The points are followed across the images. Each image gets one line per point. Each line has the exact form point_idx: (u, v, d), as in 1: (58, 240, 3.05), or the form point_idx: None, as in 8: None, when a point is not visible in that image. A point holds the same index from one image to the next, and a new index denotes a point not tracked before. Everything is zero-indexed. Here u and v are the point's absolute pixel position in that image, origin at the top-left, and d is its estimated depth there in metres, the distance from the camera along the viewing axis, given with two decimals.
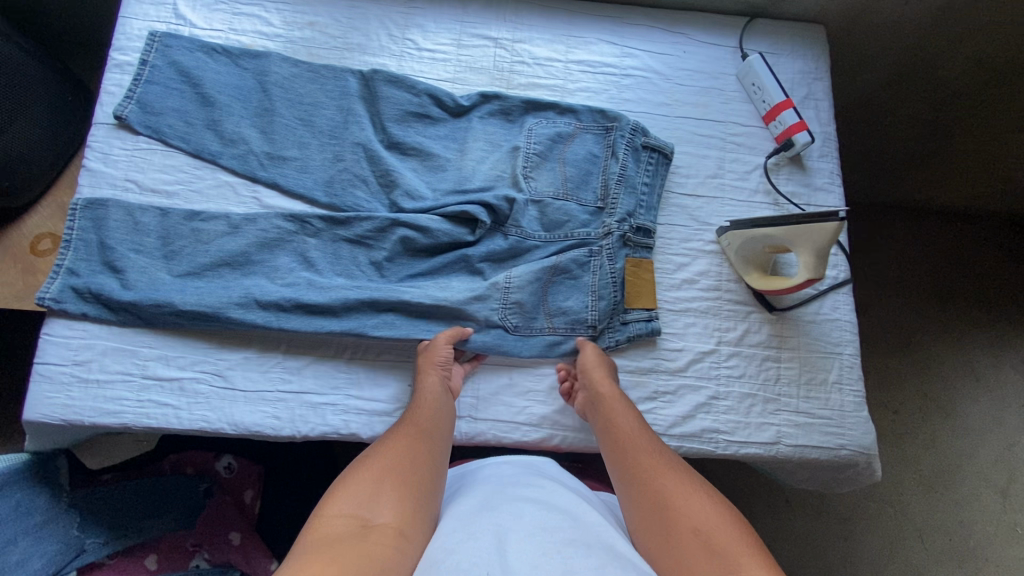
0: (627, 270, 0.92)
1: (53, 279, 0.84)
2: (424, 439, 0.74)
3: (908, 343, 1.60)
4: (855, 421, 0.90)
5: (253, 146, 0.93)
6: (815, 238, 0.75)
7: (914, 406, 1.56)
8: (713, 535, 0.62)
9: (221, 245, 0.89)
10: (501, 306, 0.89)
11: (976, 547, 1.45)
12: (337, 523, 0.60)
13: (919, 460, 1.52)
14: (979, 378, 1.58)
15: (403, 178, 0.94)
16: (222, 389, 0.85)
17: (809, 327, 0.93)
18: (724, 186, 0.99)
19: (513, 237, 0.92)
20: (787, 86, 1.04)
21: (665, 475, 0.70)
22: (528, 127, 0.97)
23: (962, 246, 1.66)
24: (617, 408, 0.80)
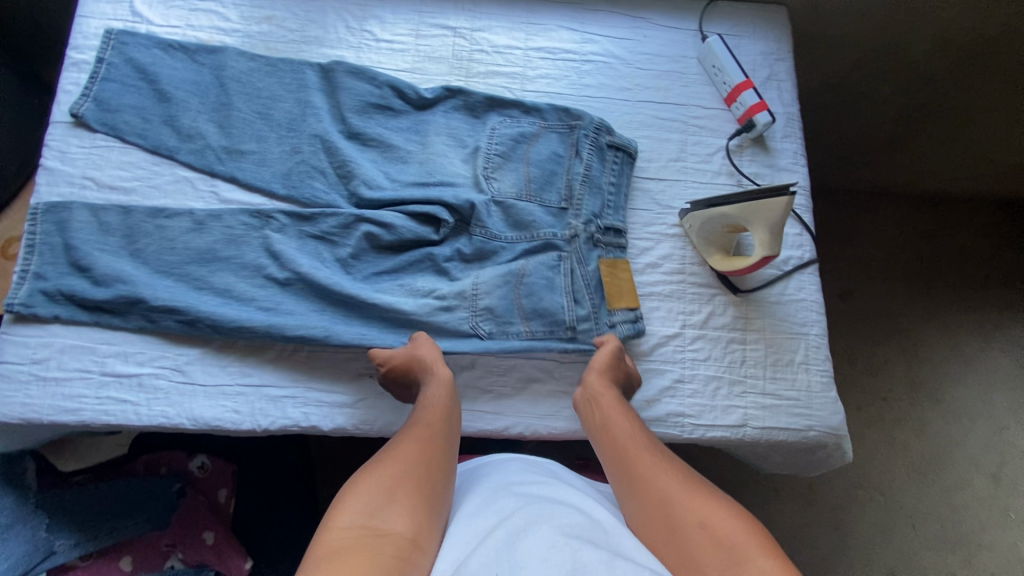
0: (602, 272, 0.89)
1: (20, 285, 0.84)
2: (431, 442, 0.71)
3: (895, 329, 1.59)
4: (823, 402, 0.89)
5: (210, 141, 0.93)
6: (767, 214, 0.74)
7: (902, 392, 1.55)
8: (719, 529, 0.61)
9: (180, 239, 0.89)
10: (472, 314, 0.87)
11: (967, 532, 1.43)
12: (345, 535, 0.57)
13: (909, 446, 1.51)
14: (967, 362, 1.57)
15: (361, 168, 0.93)
16: (182, 384, 0.84)
17: (775, 308, 0.92)
18: (687, 169, 0.99)
19: (479, 238, 0.90)
20: (749, 68, 1.03)
21: (668, 472, 0.69)
22: (492, 127, 0.96)
23: (945, 231, 1.64)
24: (618, 408, 0.78)
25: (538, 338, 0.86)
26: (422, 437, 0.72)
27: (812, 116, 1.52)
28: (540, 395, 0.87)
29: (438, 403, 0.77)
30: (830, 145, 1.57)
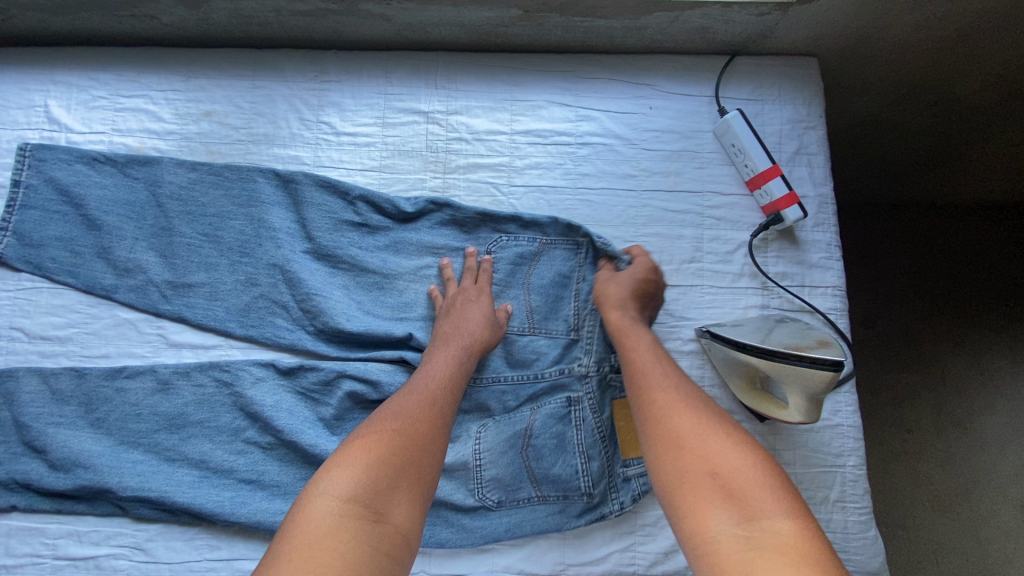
0: (619, 418, 0.81)
1: None
2: (442, 403, 0.67)
3: (918, 354, 1.46)
4: (861, 544, 0.79)
5: (152, 275, 0.80)
6: (808, 380, 0.67)
7: (925, 420, 1.42)
8: (734, 482, 0.58)
9: (127, 396, 0.78)
10: (476, 485, 0.79)
11: (993, 567, 1.31)
12: (332, 512, 0.55)
13: (931, 477, 1.39)
14: (997, 386, 1.42)
15: (328, 297, 0.81)
16: (142, 565, 0.75)
17: (807, 436, 0.81)
18: (703, 272, 0.85)
19: (479, 386, 0.82)
20: (774, 142, 0.88)
21: (683, 413, 0.65)
22: (489, 246, 0.84)
23: (985, 243, 1.47)
24: (635, 338, 0.75)
25: (552, 502, 0.79)
26: (433, 393, 0.68)
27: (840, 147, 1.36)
28: (544, 553, 0.78)
29: (458, 358, 0.73)
30: (861, 171, 1.42)
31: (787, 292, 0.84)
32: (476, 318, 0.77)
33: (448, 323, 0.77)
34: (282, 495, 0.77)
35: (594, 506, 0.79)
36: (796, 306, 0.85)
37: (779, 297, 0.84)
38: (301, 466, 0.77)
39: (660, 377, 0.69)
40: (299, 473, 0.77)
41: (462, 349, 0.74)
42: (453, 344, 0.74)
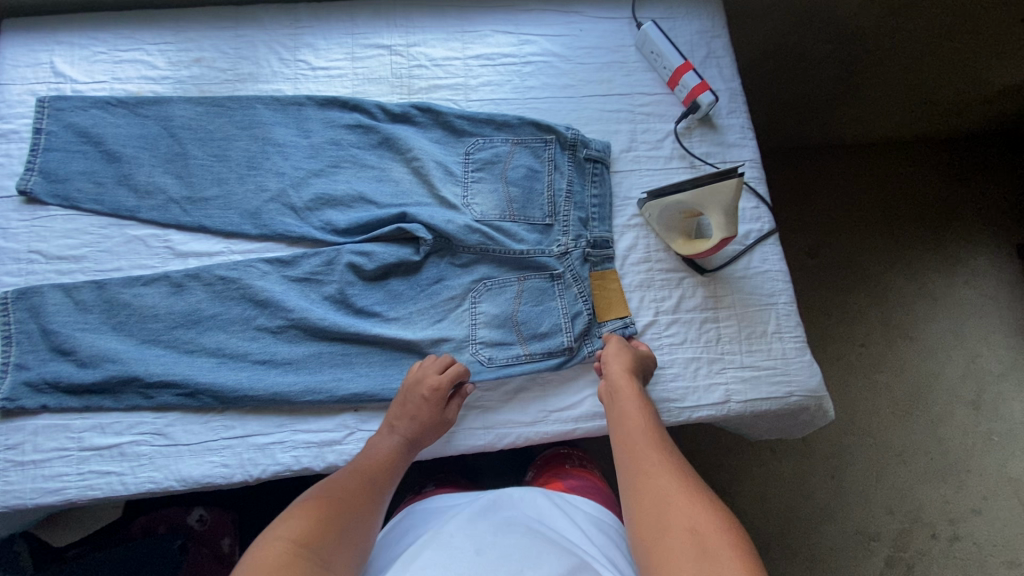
0: (594, 287, 0.92)
1: (2, 379, 0.82)
2: (378, 489, 0.75)
3: (867, 276, 1.70)
4: (800, 366, 0.91)
5: (171, 193, 0.91)
6: (712, 194, 0.81)
7: (879, 336, 1.66)
8: (706, 535, 0.63)
9: (144, 300, 0.87)
10: (468, 346, 0.88)
11: (956, 461, 1.55)
12: (279, 550, 0.62)
13: (892, 387, 1.61)
14: (935, 298, 1.68)
15: (317, 202, 0.92)
16: (165, 447, 0.83)
17: (743, 282, 0.94)
18: (639, 158, 0.99)
19: (471, 260, 0.91)
20: (686, 49, 1.04)
21: (665, 476, 0.71)
22: (466, 147, 0.96)
23: (897, 177, 1.76)
24: (628, 412, 0.80)
25: (539, 360, 0.88)
26: (376, 474, 0.76)
27: (759, 82, 1.56)
28: (527, 403, 0.89)
29: (401, 446, 0.79)
30: (779, 107, 1.63)
31: (711, 167, 0.99)
32: (422, 410, 0.81)
33: (398, 407, 0.82)
34: (293, 371, 0.86)
35: (573, 361, 0.89)
36: None
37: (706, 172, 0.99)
38: (309, 344, 0.88)
39: (648, 445, 0.76)
40: (309, 351, 0.87)
41: (410, 439, 0.80)
42: (393, 426, 0.81)
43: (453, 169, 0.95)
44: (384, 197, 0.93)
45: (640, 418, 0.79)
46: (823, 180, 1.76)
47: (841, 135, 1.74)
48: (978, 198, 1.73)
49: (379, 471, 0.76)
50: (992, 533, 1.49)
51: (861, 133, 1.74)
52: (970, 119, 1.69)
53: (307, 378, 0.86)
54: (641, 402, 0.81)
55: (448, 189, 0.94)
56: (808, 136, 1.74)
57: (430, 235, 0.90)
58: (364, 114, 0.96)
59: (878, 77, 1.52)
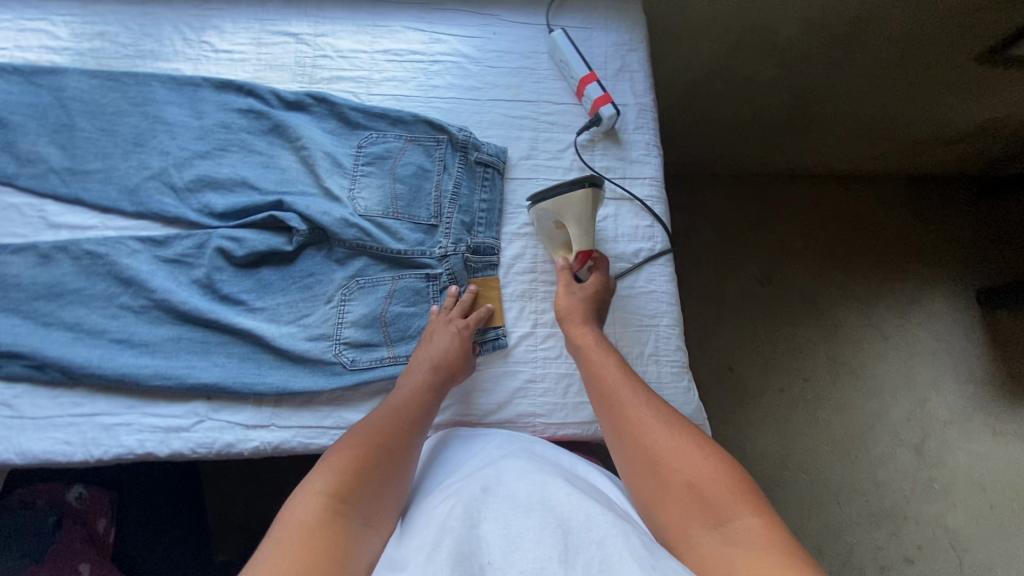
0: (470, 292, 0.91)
1: None
2: (413, 430, 0.75)
3: (816, 309, 1.66)
4: (675, 392, 0.88)
5: (52, 164, 0.90)
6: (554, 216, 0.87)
7: (824, 371, 1.62)
8: (704, 485, 0.64)
9: (8, 269, 0.86)
10: (332, 344, 0.87)
11: (892, 506, 1.50)
12: (315, 506, 0.62)
13: (831, 425, 1.57)
14: (886, 337, 1.64)
15: (199, 184, 0.91)
16: (9, 419, 0.82)
17: (626, 301, 0.92)
18: (537, 166, 0.97)
19: (347, 254, 0.90)
20: (599, 60, 1.02)
21: (661, 426, 0.71)
22: (358, 140, 0.94)
23: (849, 213, 1.73)
24: (601, 363, 0.80)
25: (403, 363, 0.87)
26: (410, 412, 0.77)
27: (706, 104, 1.53)
28: None
29: (429, 379, 0.81)
30: (729, 131, 1.60)
31: (609, 181, 0.97)
32: (455, 344, 0.83)
33: (422, 348, 0.84)
34: (148, 353, 0.84)
35: None
36: (618, 194, 0.96)
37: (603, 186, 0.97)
38: (170, 326, 0.86)
39: (631, 399, 0.75)
40: (169, 333, 0.86)
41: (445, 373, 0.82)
42: (428, 363, 0.82)
43: (342, 161, 0.93)
44: (267, 184, 0.91)
45: (613, 366, 0.79)
46: (773, 212, 1.74)
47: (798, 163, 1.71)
48: (937, 238, 1.69)
49: (411, 408, 0.77)
50: None
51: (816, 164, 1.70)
52: (936, 157, 1.62)
53: (163, 361, 0.84)
54: (609, 349, 0.82)
55: (334, 180, 0.92)
56: (764, 161, 1.71)
57: (305, 226, 0.89)
58: (258, 100, 0.95)
59: (824, 109, 1.47)
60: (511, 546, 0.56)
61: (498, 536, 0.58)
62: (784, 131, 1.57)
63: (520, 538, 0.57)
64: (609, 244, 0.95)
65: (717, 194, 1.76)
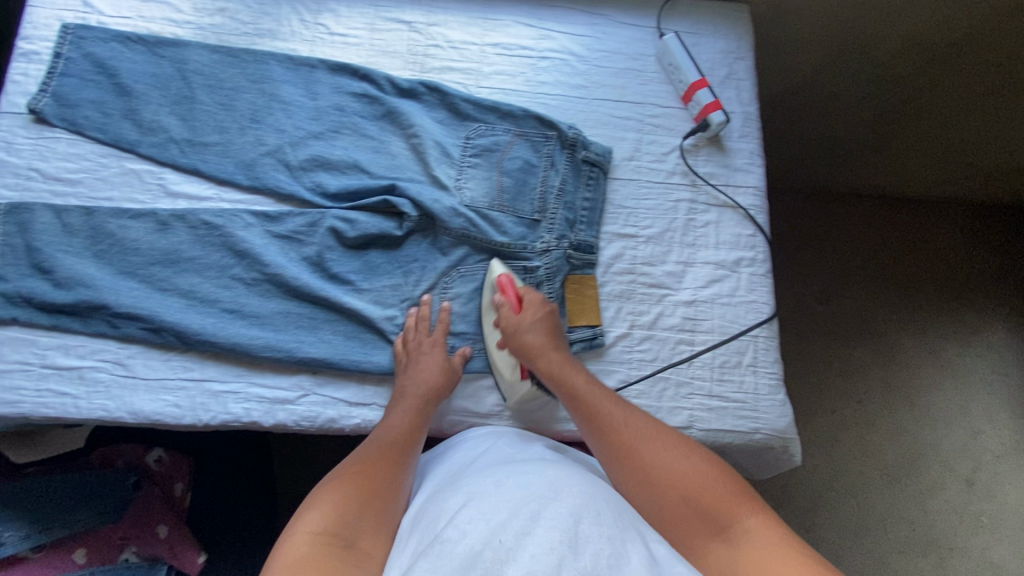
0: (569, 290, 0.91)
1: None
2: (402, 449, 0.75)
3: (873, 331, 1.63)
4: (769, 404, 0.89)
5: (172, 134, 0.92)
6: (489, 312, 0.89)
7: (878, 395, 1.59)
8: (700, 498, 0.66)
9: (127, 233, 0.88)
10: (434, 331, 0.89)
11: (941, 536, 1.47)
12: (305, 543, 0.60)
13: (883, 449, 1.54)
14: (943, 365, 1.61)
15: (312, 165, 0.92)
16: (123, 377, 0.84)
17: (725, 310, 0.92)
18: (641, 168, 0.97)
19: (451, 242, 0.91)
20: (707, 67, 1.02)
21: (649, 443, 0.72)
22: (468, 131, 0.95)
23: (919, 239, 1.69)
24: (576, 381, 0.79)
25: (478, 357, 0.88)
26: (396, 442, 0.75)
27: (790, 117, 1.51)
28: (486, 395, 0.88)
29: (413, 405, 0.80)
30: (810, 144, 1.56)
31: (713, 188, 0.97)
32: (434, 368, 0.83)
33: (407, 377, 0.83)
34: (258, 325, 0.86)
35: None
36: (721, 202, 0.97)
37: (705, 193, 0.96)
38: (280, 301, 0.88)
39: (615, 416, 0.75)
40: (278, 308, 0.88)
41: (421, 397, 0.81)
42: (413, 395, 0.81)
43: (451, 151, 0.95)
44: (378, 169, 0.93)
45: (584, 379, 0.80)
46: (841, 231, 1.69)
47: (864, 184, 1.68)
48: (998, 267, 1.67)
49: (399, 431, 0.77)
50: None
51: (891, 183, 1.65)
52: (1003, 187, 1.60)
53: (272, 334, 0.86)
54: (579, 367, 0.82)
55: (443, 169, 0.93)
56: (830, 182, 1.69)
57: (415, 212, 0.90)
58: (372, 85, 0.97)
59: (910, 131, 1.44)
60: (524, 530, 0.57)
61: (511, 520, 0.58)
62: (865, 148, 1.54)
63: (529, 524, 0.58)
64: (710, 252, 0.94)
65: (786, 208, 1.71)
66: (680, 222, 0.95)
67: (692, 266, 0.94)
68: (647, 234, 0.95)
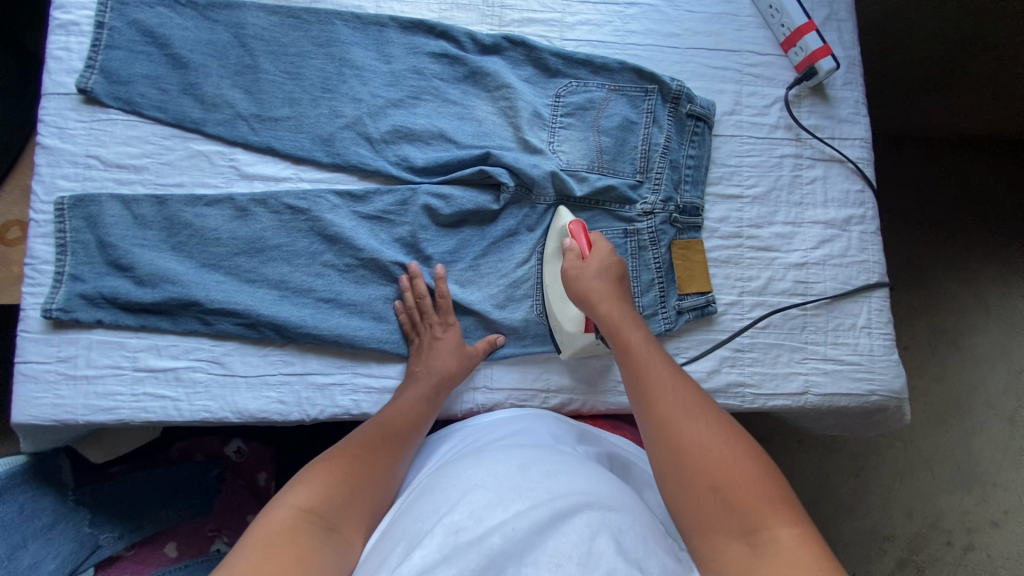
0: (675, 255, 0.86)
1: (57, 289, 0.78)
2: (405, 442, 0.70)
3: (921, 275, 1.44)
4: (885, 366, 0.87)
5: (240, 109, 0.84)
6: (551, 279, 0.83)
7: (922, 340, 1.43)
8: (731, 495, 0.54)
9: (206, 222, 0.82)
10: (538, 303, 0.86)
11: (982, 473, 1.38)
12: (290, 516, 0.55)
13: (927, 395, 1.41)
14: (988, 307, 1.43)
15: (394, 138, 0.86)
16: (221, 376, 0.80)
17: (837, 271, 0.89)
18: (742, 123, 0.91)
19: (549, 209, 0.86)
20: (807, 7, 0.94)
21: (692, 421, 0.59)
22: (558, 91, 0.88)
23: (988, 170, 1.44)
24: (636, 340, 0.69)
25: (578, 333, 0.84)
26: (399, 432, 0.70)
27: (874, 61, 1.38)
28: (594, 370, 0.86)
29: (420, 395, 0.76)
30: (903, 88, 1.39)
31: (819, 141, 0.91)
32: (449, 354, 0.80)
33: (420, 361, 0.79)
34: (358, 314, 0.82)
35: None
36: (827, 155, 0.91)
37: (812, 147, 0.91)
38: (376, 286, 0.84)
39: (665, 381, 0.64)
40: (376, 294, 0.84)
41: (431, 385, 0.77)
42: (422, 379, 0.77)
43: (541, 112, 0.88)
44: (465, 137, 0.86)
45: (639, 334, 0.70)
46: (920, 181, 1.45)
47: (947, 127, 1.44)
48: None
49: (404, 424, 0.72)
50: (1009, 549, 1.34)
51: (993, 122, 1.41)
52: None
53: (372, 322, 0.83)
54: (635, 323, 0.72)
55: (534, 133, 0.87)
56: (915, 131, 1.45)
57: (511, 181, 0.84)
58: (451, 43, 0.88)
59: (1004, 66, 1.31)
60: (537, 526, 0.49)
61: (528, 510, 0.50)
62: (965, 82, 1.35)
63: (547, 520, 0.49)
64: (818, 210, 0.90)
65: (898, 160, 1.45)
66: (786, 179, 0.90)
67: (800, 226, 0.89)
68: (752, 194, 0.90)
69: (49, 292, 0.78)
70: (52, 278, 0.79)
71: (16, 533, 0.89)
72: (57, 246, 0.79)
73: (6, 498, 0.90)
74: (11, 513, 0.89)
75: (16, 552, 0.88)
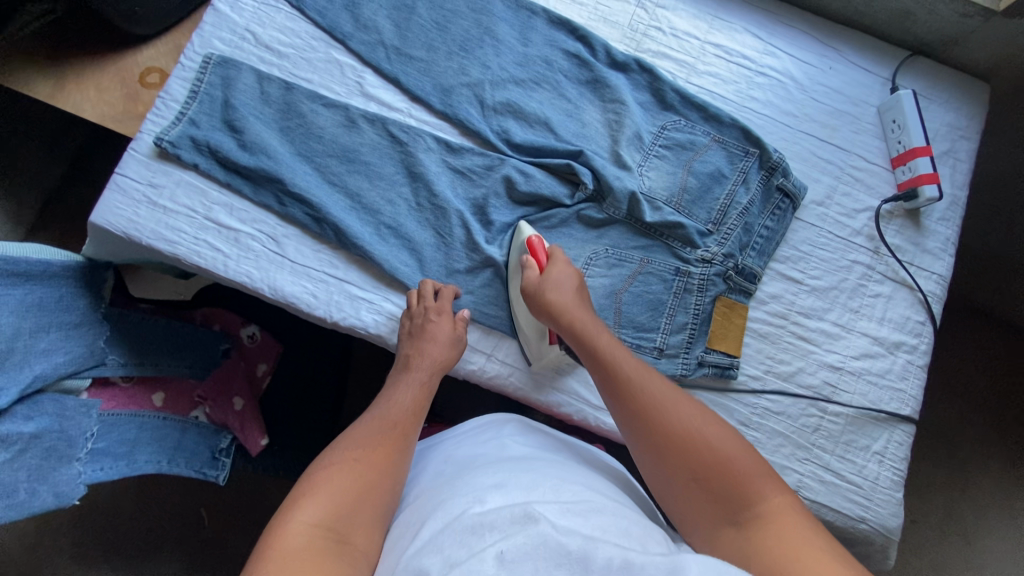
0: (717, 310, 0.87)
1: (175, 125, 0.87)
2: (407, 429, 0.68)
3: (954, 453, 1.34)
4: (885, 499, 0.83)
5: (384, 37, 0.92)
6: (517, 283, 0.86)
7: (933, 520, 1.31)
8: (709, 480, 0.59)
9: (317, 120, 0.90)
10: None
11: None
12: (303, 534, 0.53)
13: None
14: (1016, 513, 1.31)
15: (503, 110, 0.92)
16: (273, 253, 0.86)
17: (869, 389, 0.87)
18: (826, 217, 0.92)
19: (614, 219, 0.89)
20: (929, 135, 0.95)
21: (671, 409, 0.64)
22: (664, 124, 0.92)
23: None
24: (605, 340, 0.73)
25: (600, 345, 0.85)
26: (399, 422, 0.69)
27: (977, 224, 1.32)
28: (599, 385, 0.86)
29: (422, 384, 0.75)
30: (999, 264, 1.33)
31: (896, 261, 0.91)
32: (445, 341, 0.79)
33: (414, 347, 0.78)
34: (409, 248, 0.87)
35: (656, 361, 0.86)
36: (899, 278, 0.91)
37: (887, 264, 0.91)
38: (435, 230, 0.89)
39: (643, 378, 0.68)
40: (432, 238, 0.88)
41: (429, 370, 0.76)
42: (418, 367, 0.76)
43: (642, 136, 0.92)
44: (566, 133, 0.91)
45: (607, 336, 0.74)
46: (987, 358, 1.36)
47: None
48: None
49: (403, 414, 0.70)
50: None
51: None
52: None
53: (419, 260, 0.88)
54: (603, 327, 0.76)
55: (629, 152, 0.90)
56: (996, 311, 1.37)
57: (591, 183, 0.88)
58: (586, 48, 0.94)
59: None
60: (526, 527, 0.48)
61: (514, 517, 0.49)
62: None
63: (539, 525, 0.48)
64: (871, 325, 0.89)
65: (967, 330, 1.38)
66: (850, 283, 0.90)
67: (848, 332, 0.89)
68: (812, 284, 0.90)
69: (168, 126, 0.88)
70: (175, 116, 0.88)
71: (48, 317, 0.88)
72: (190, 91, 0.89)
73: (54, 280, 0.90)
74: (51, 297, 0.89)
75: (39, 334, 0.86)
